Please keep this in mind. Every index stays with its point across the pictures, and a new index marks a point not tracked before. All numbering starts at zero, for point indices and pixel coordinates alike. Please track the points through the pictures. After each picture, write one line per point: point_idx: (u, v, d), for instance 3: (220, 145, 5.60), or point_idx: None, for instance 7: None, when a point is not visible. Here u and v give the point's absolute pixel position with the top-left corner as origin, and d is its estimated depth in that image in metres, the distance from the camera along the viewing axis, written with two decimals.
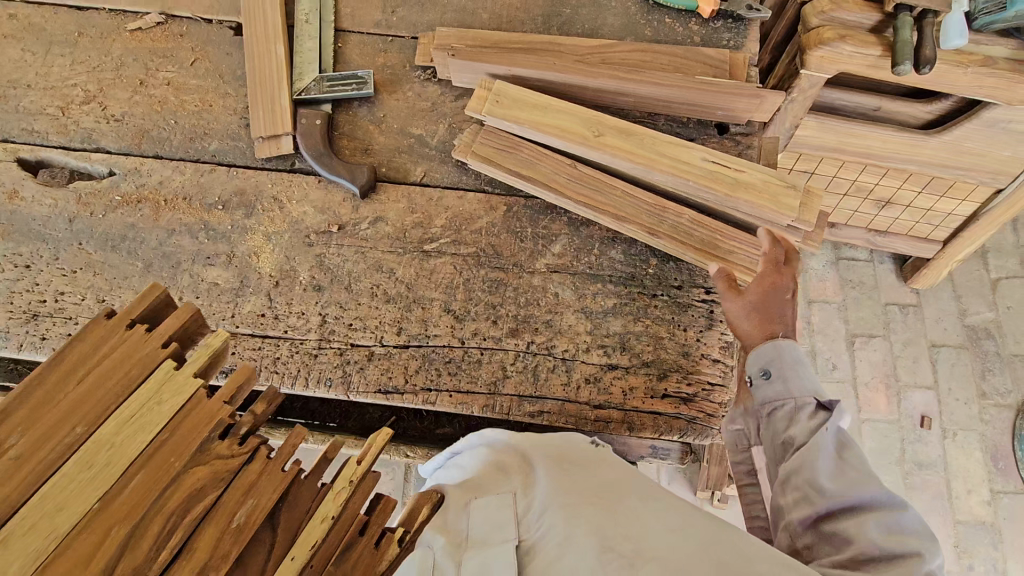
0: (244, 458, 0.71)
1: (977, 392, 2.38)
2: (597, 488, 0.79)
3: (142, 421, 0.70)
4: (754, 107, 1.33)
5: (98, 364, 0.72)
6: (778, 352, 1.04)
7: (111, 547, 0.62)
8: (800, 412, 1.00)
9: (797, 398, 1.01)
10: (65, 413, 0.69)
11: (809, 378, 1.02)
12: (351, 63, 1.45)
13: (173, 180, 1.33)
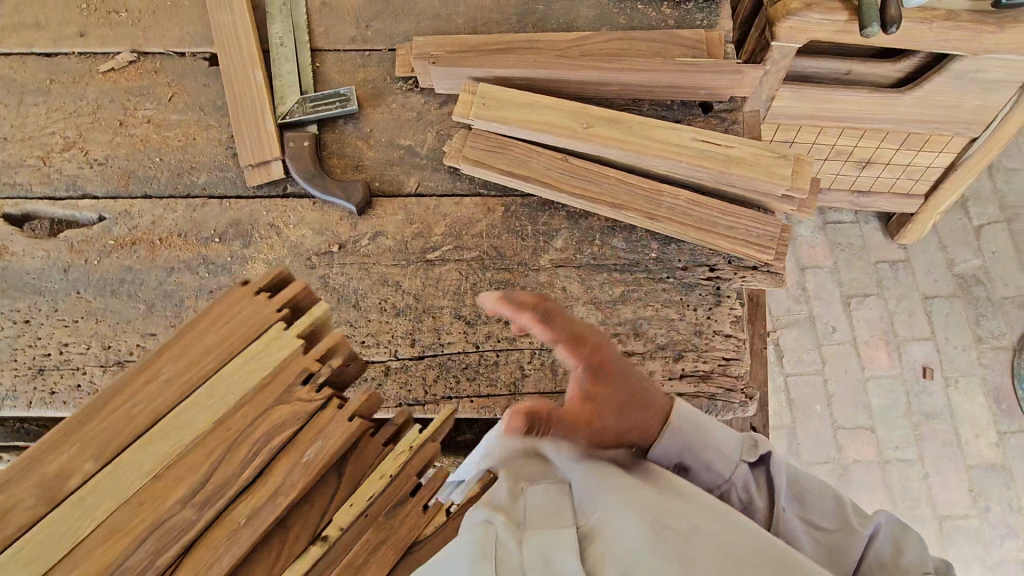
0: (318, 404, 0.82)
1: (973, 338, 2.44)
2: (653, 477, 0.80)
3: (254, 366, 0.81)
4: (736, 83, 1.35)
5: (232, 316, 0.83)
6: (684, 441, 0.92)
7: (215, 461, 0.76)
8: (743, 487, 0.93)
9: (732, 476, 0.94)
10: (202, 350, 0.81)
11: (726, 448, 0.95)
12: (331, 81, 1.44)
13: (165, 217, 1.32)
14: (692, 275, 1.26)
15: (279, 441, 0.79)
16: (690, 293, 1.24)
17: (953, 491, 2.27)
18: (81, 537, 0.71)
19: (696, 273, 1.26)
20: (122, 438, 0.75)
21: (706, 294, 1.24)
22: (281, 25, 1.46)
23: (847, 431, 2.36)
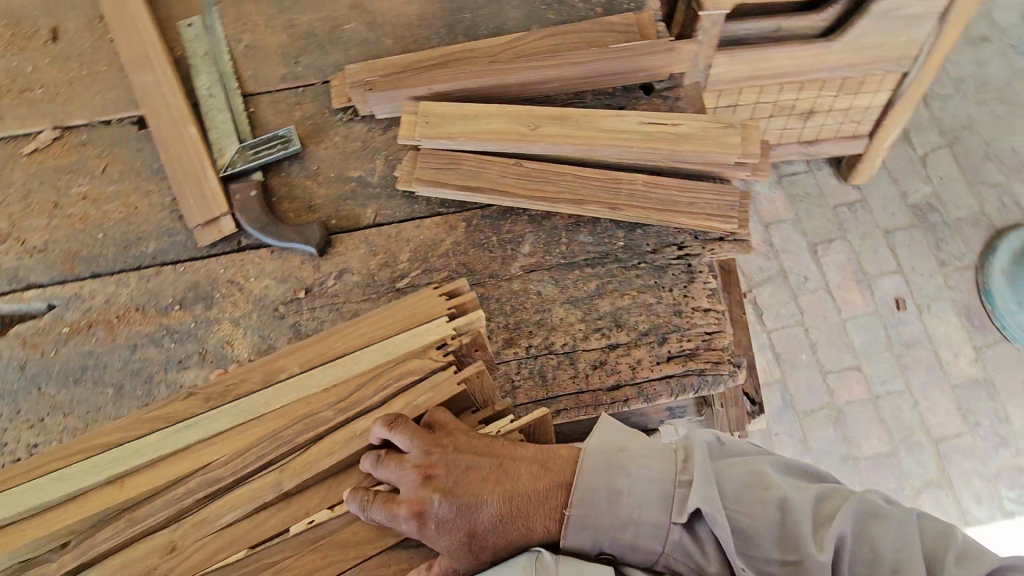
0: (442, 364, 1.01)
1: (937, 263, 2.52)
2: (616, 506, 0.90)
3: (415, 334, 1.05)
4: (673, 60, 1.36)
5: (410, 308, 1.08)
6: (595, 531, 0.90)
7: (367, 386, 1.01)
8: (685, 553, 0.88)
9: (667, 548, 0.88)
10: (385, 318, 1.08)
11: (646, 517, 0.89)
12: (268, 124, 1.40)
13: (120, 293, 1.27)
14: (662, 257, 1.26)
15: (404, 384, 1.01)
16: (663, 275, 1.25)
17: (943, 413, 2.34)
18: (268, 408, 1.03)
19: (666, 254, 1.26)
20: (315, 361, 1.06)
21: (678, 274, 1.25)
22: (207, 75, 1.42)
23: (836, 374, 2.41)
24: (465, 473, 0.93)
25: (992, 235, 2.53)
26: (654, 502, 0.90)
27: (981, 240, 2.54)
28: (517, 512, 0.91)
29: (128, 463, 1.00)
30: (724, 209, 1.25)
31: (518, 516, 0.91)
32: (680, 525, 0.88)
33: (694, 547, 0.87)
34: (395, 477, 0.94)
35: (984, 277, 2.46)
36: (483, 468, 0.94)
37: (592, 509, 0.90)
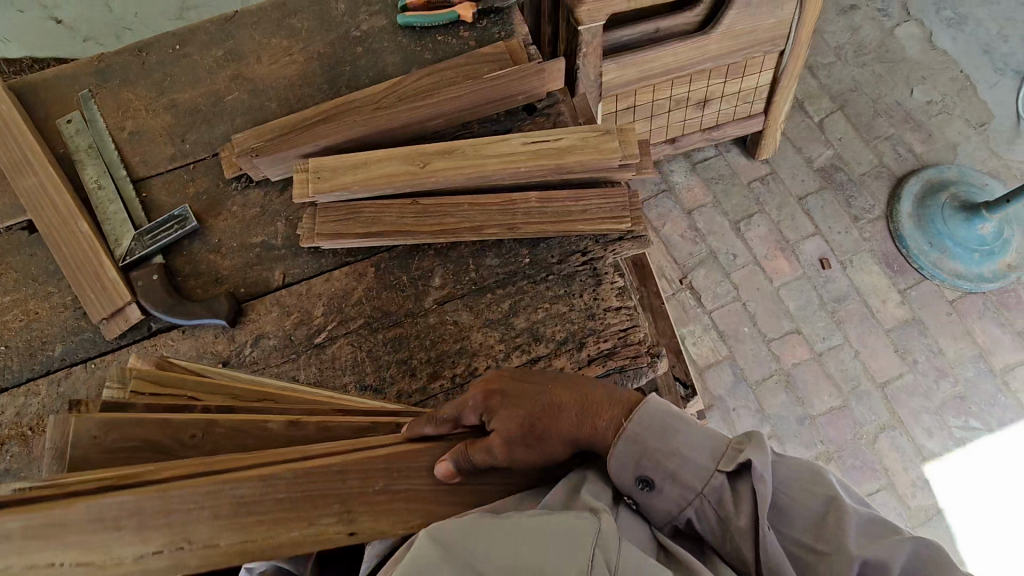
0: None
1: (851, 219, 2.66)
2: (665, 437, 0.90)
3: None
4: (546, 80, 1.42)
5: None
6: (641, 450, 0.90)
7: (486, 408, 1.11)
8: (720, 505, 0.87)
9: (703, 489, 0.88)
10: None
11: (696, 456, 0.89)
12: (164, 205, 1.39)
13: (30, 403, 1.23)
14: (569, 266, 1.30)
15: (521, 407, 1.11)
16: (572, 283, 1.29)
17: (882, 357, 2.45)
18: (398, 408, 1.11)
19: (571, 262, 1.30)
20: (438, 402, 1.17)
21: (586, 279, 1.29)
22: (93, 168, 1.41)
23: (779, 341, 2.50)
24: (533, 376, 1.00)
25: (895, 184, 2.70)
26: (707, 448, 0.90)
27: (886, 190, 2.69)
28: (576, 407, 0.95)
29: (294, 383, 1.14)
30: (618, 212, 1.30)
31: (574, 406, 0.95)
32: (725, 477, 0.88)
33: (730, 503, 0.86)
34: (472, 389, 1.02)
35: (895, 224, 2.61)
36: (549, 374, 1.01)
37: (649, 431, 0.91)
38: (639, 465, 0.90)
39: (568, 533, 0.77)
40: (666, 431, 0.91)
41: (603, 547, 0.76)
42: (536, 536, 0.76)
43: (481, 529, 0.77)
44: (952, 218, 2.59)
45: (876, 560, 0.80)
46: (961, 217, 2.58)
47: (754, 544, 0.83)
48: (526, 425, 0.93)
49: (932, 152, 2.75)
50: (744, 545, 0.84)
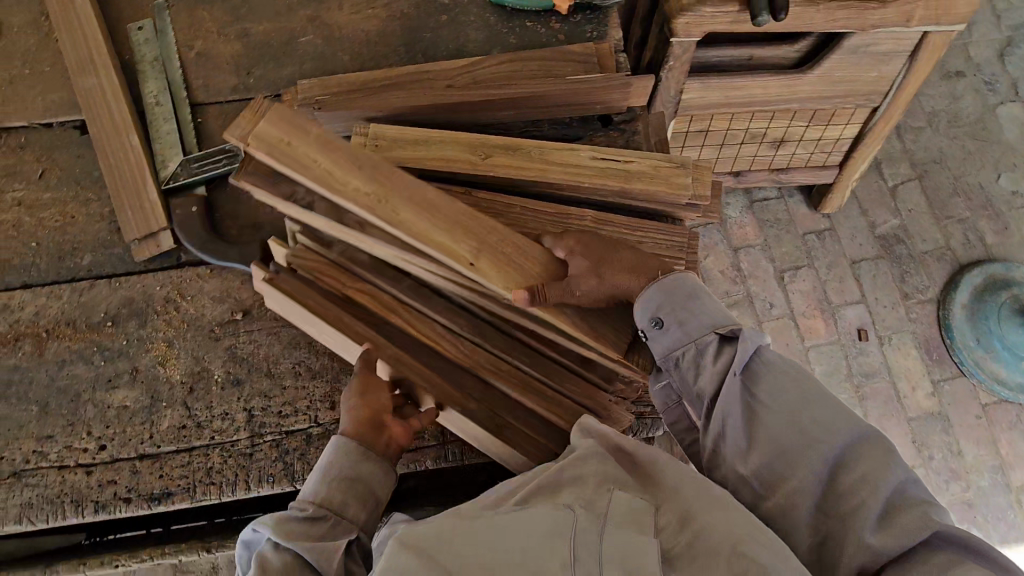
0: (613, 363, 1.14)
1: (900, 295, 2.54)
2: (683, 296, 0.97)
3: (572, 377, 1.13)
4: (629, 95, 1.33)
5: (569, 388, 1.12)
6: (662, 295, 0.97)
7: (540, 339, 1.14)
8: (704, 355, 0.94)
9: (696, 340, 0.95)
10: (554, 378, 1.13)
11: (703, 318, 0.96)
12: (217, 135, 1.36)
13: (51, 306, 1.23)
14: None
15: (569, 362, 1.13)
16: None
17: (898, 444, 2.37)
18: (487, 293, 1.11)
19: None
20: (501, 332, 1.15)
21: None
22: (155, 82, 1.37)
23: None
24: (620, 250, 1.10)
25: (956, 270, 2.56)
26: (714, 316, 0.96)
27: (945, 274, 2.56)
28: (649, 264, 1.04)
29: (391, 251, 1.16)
30: (674, 253, 1.23)
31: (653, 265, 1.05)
32: (719, 336, 0.95)
33: (713, 359, 0.94)
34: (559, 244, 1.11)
35: (945, 311, 2.49)
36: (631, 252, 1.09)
37: (674, 290, 0.97)
38: (653, 306, 0.97)
39: (548, 528, 0.74)
40: (683, 291, 0.97)
41: (583, 545, 0.73)
42: (510, 535, 0.73)
43: (456, 528, 0.75)
44: (1007, 319, 2.48)
45: (822, 435, 0.83)
46: (1016, 320, 2.47)
47: (716, 387, 0.92)
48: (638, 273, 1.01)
49: (1003, 245, 2.60)
50: (708, 387, 0.93)
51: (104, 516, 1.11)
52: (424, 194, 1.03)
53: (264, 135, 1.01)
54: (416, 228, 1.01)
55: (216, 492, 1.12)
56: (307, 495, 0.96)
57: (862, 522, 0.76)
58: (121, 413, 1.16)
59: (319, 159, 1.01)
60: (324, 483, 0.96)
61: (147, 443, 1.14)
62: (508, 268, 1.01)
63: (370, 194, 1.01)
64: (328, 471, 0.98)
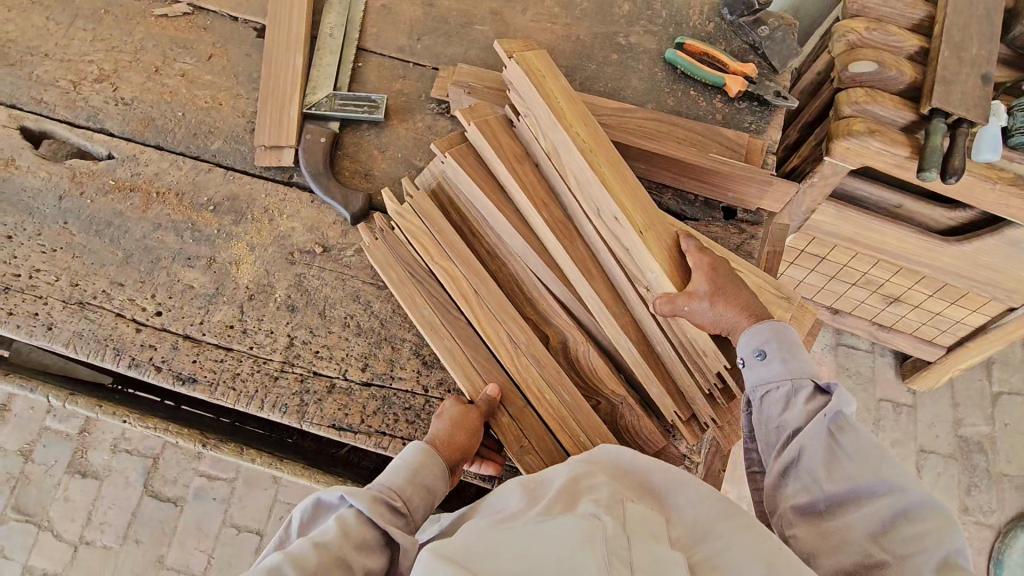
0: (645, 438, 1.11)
1: (959, 506, 2.33)
2: (791, 341, 0.94)
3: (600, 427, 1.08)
4: (764, 194, 1.27)
5: (591, 426, 1.08)
6: (773, 331, 0.95)
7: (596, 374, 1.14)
8: (796, 396, 0.93)
9: (792, 380, 0.93)
10: (583, 414, 1.08)
11: (803, 365, 0.93)
12: (368, 83, 1.42)
13: (169, 173, 1.33)
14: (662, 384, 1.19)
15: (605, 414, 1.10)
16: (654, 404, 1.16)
17: None
18: (592, 281, 1.10)
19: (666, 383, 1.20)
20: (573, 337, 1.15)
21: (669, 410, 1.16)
22: (336, 18, 1.47)
23: None
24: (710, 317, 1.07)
25: None
26: (811, 367, 0.94)
27: (1019, 505, 2.31)
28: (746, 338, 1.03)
29: (512, 199, 1.16)
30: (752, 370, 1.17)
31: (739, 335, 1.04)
32: (815, 384, 0.93)
33: (806, 402, 0.92)
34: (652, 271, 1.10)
35: (1002, 545, 2.25)
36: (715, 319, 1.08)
37: (785, 330, 0.94)
38: (759, 337, 0.95)
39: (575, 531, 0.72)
40: (791, 336, 0.95)
41: (616, 547, 0.71)
42: (540, 533, 0.73)
43: (485, 535, 0.76)
44: None
45: (894, 484, 0.81)
46: None
47: (801, 424, 0.90)
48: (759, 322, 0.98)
49: None
50: (792, 423, 0.91)
51: (133, 373, 1.19)
52: (624, 169, 1.08)
53: (534, 66, 1.12)
54: (606, 180, 1.05)
55: (233, 397, 1.17)
56: (395, 480, 0.97)
57: (919, 568, 0.76)
58: (186, 291, 1.25)
59: (563, 103, 1.10)
60: (412, 477, 0.97)
61: (195, 327, 1.22)
62: (664, 250, 1.04)
63: (588, 143, 1.07)
64: (418, 468, 0.99)
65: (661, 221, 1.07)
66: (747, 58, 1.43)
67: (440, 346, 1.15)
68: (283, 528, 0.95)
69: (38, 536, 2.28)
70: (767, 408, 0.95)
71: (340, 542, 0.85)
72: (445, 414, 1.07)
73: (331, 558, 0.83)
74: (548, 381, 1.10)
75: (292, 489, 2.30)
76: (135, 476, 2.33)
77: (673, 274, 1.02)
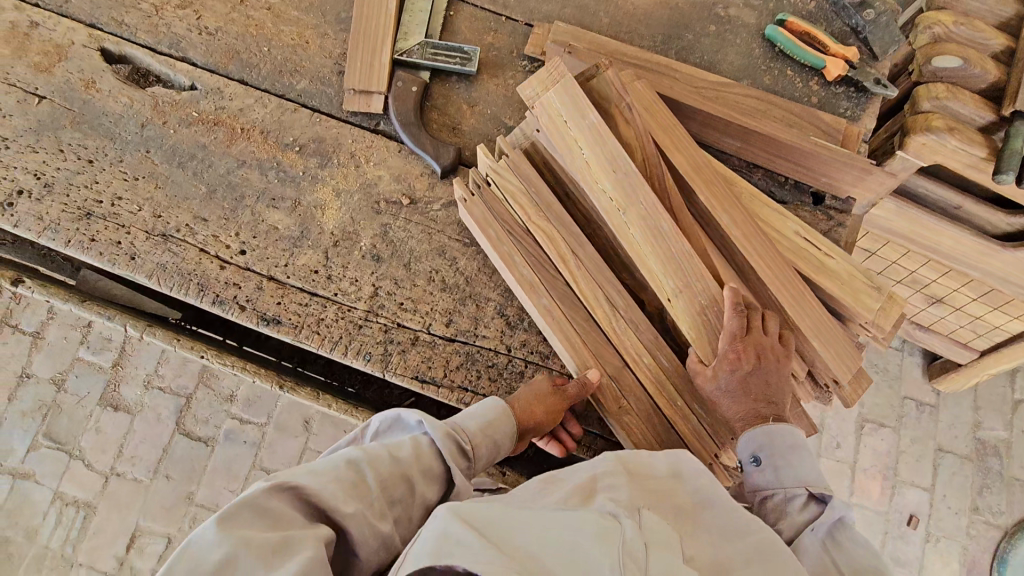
0: None
1: (970, 505, 2.40)
2: (786, 450, 1.00)
3: (695, 393, 1.10)
4: (858, 182, 1.25)
5: (686, 392, 1.10)
6: (765, 436, 1.01)
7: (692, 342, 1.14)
8: (790, 504, 0.99)
9: (787, 488, 0.99)
10: (680, 380, 1.10)
11: (800, 474, 0.99)
12: (459, 33, 1.38)
13: (255, 110, 1.30)
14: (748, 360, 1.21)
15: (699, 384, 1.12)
16: None
17: None
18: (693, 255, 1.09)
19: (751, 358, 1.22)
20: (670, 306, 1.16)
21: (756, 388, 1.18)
22: None
23: None
24: (789, 325, 1.11)
25: None
26: (813, 476, 0.99)
27: None
28: (821, 336, 1.09)
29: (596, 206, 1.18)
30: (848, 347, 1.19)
31: (824, 328, 1.09)
32: (815, 493, 0.98)
33: (799, 510, 0.98)
34: (748, 257, 1.11)
35: (1008, 544, 2.34)
36: (808, 312, 1.09)
37: (779, 438, 1.01)
38: (754, 443, 1.02)
39: (593, 531, 0.73)
40: (789, 446, 1.01)
41: (632, 548, 0.71)
42: (556, 520, 0.76)
43: (504, 518, 0.78)
44: None
45: None
46: None
47: (796, 534, 0.95)
48: (773, 404, 1.03)
49: None
50: (787, 532, 0.97)
51: (217, 310, 1.19)
52: (659, 224, 1.09)
53: (555, 112, 1.10)
54: (638, 250, 1.11)
55: (317, 342, 1.18)
56: (469, 426, 1.03)
57: None
58: (270, 232, 1.23)
59: (588, 152, 1.10)
60: (484, 427, 1.04)
61: (280, 269, 1.21)
62: (699, 316, 1.08)
63: (614, 202, 1.10)
64: (492, 422, 1.05)
65: (702, 275, 1.08)
66: (848, 42, 1.40)
67: (536, 303, 1.15)
68: (360, 429, 1.02)
69: (69, 465, 2.31)
70: (765, 514, 1.02)
71: (411, 461, 0.91)
72: (532, 384, 1.13)
73: (399, 472, 0.89)
74: (645, 343, 1.11)
75: (323, 438, 2.32)
76: (168, 413, 2.34)
77: (703, 341, 1.08)
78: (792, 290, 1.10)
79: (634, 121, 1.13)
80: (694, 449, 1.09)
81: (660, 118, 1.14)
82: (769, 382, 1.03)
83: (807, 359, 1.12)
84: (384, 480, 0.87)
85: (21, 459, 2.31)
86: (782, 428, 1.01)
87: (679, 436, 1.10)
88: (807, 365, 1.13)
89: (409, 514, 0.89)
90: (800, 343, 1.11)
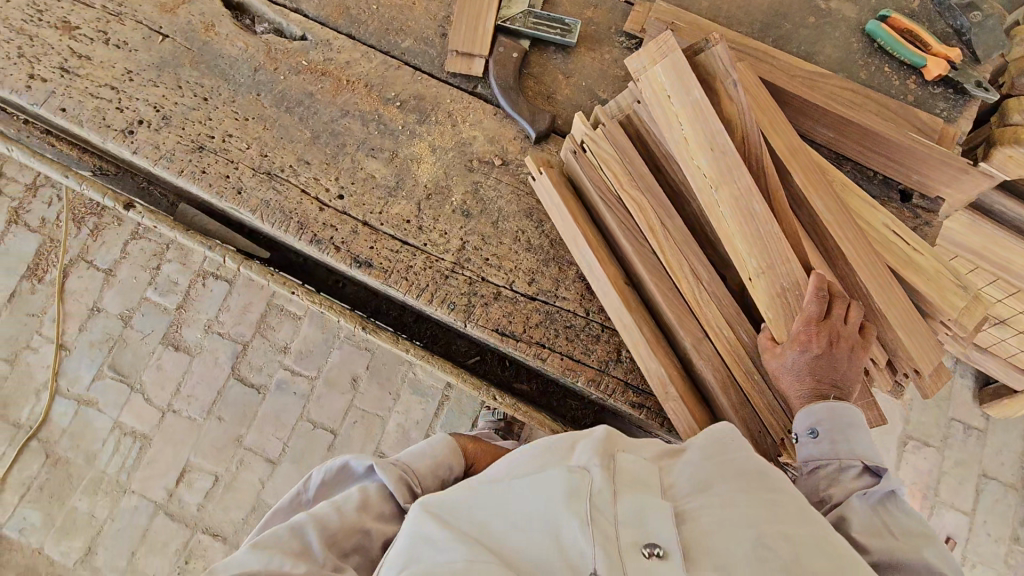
0: None
1: (1010, 534, 2.36)
2: (845, 424, 0.99)
3: None
4: (952, 182, 1.25)
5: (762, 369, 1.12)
6: (827, 412, 1.00)
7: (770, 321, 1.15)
8: (843, 474, 1.00)
9: (841, 459, 1.00)
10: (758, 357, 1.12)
11: (855, 446, 0.99)
12: (560, 6, 1.41)
13: (360, 63, 1.36)
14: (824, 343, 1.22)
15: None
16: None
17: None
18: None
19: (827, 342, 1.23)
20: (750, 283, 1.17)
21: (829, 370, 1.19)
22: None
23: None
24: (872, 311, 1.11)
25: None
26: (866, 447, 1.00)
27: None
28: (904, 325, 1.09)
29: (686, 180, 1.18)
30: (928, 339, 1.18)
31: (908, 318, 1.10)
32: (867, 465, 0.99)
33: (852, 480, 1.00)
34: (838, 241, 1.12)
35: None
36: (892, 301, 1.10)
37: (840, 416, 1.00)
38: (813, 417, 1.01)
39: (563, 496, 0.80)
40: (848, 421, 1.00)
41: (598, 506, 0.80)
42: (522, 492, 0.83)
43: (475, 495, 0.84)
44: None
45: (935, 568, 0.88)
46: None
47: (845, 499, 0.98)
48: (839, 388, 1.02)
49: None
50: (837, 498, 0.99)
51: (314, 249, 1.25)
52: (751, 206, 1.08)
53: (660, 86, 1.11)
54: (725, 226, 1.11)
55: (405, 288, 1.23)
56: (419, 466, 1.08)
57: None
58: (367, 179, 1.29)
59: (687, 128, 1.10)
60: (433, 467, 1.10)
61: (374, 215, 1.27)
62: (778, 298, 1.07)
63: (709, 179, 1.10)
64: (438, 461, 1.12)
65: (787, 257, 1.06)
66: (950, 43, 1.39)
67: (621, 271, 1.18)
68: (301, 482, 1.05)
69: (129, 397, 2.43)
70: (812, 478, 1.03)
71: (360, 512, 0.96)
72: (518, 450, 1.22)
73: (352, 523, 0.95)
74: (725, 317, 1.13)
75: (370, 397, 2.39)
76: (225, 357, 2.44)
77: (780, 323, 1.07)
78: (878, 277, 1.11)
79: (739, 101, 1.11)
80: (767, 423, 1.12)
81: (762, 104, 1.15)
82: (841, 364, 1.03)
83: (887, 347, 1.13)
84: (335, 536, 0.92)
85: (86, 387, 2.44)
86: (843, 406, 1.00)
87: (753, 409, 1.13)
88: (887, 353, 1.13)
89: (368, 556, 0.96)
90: (883, 331, 1.11)
